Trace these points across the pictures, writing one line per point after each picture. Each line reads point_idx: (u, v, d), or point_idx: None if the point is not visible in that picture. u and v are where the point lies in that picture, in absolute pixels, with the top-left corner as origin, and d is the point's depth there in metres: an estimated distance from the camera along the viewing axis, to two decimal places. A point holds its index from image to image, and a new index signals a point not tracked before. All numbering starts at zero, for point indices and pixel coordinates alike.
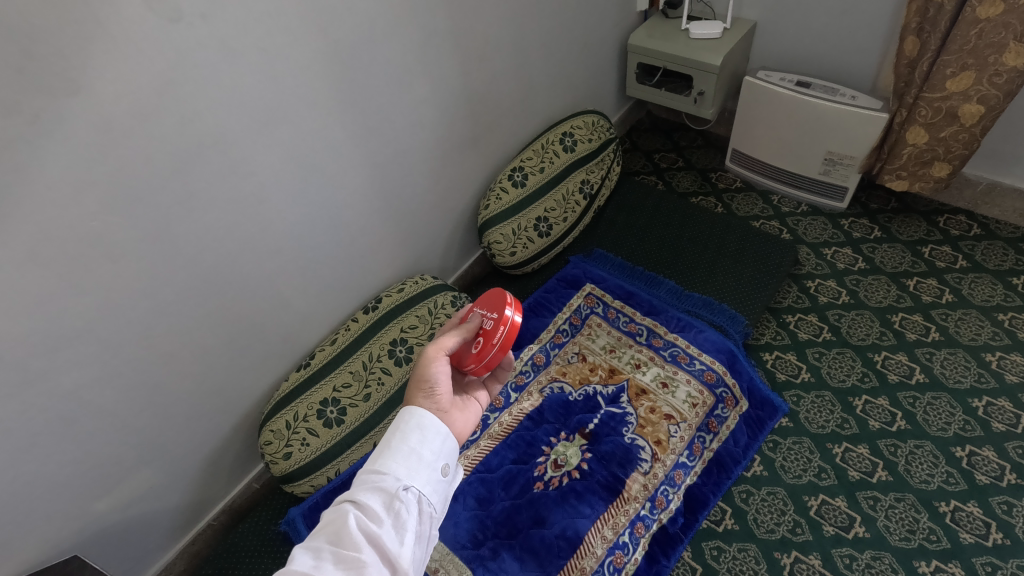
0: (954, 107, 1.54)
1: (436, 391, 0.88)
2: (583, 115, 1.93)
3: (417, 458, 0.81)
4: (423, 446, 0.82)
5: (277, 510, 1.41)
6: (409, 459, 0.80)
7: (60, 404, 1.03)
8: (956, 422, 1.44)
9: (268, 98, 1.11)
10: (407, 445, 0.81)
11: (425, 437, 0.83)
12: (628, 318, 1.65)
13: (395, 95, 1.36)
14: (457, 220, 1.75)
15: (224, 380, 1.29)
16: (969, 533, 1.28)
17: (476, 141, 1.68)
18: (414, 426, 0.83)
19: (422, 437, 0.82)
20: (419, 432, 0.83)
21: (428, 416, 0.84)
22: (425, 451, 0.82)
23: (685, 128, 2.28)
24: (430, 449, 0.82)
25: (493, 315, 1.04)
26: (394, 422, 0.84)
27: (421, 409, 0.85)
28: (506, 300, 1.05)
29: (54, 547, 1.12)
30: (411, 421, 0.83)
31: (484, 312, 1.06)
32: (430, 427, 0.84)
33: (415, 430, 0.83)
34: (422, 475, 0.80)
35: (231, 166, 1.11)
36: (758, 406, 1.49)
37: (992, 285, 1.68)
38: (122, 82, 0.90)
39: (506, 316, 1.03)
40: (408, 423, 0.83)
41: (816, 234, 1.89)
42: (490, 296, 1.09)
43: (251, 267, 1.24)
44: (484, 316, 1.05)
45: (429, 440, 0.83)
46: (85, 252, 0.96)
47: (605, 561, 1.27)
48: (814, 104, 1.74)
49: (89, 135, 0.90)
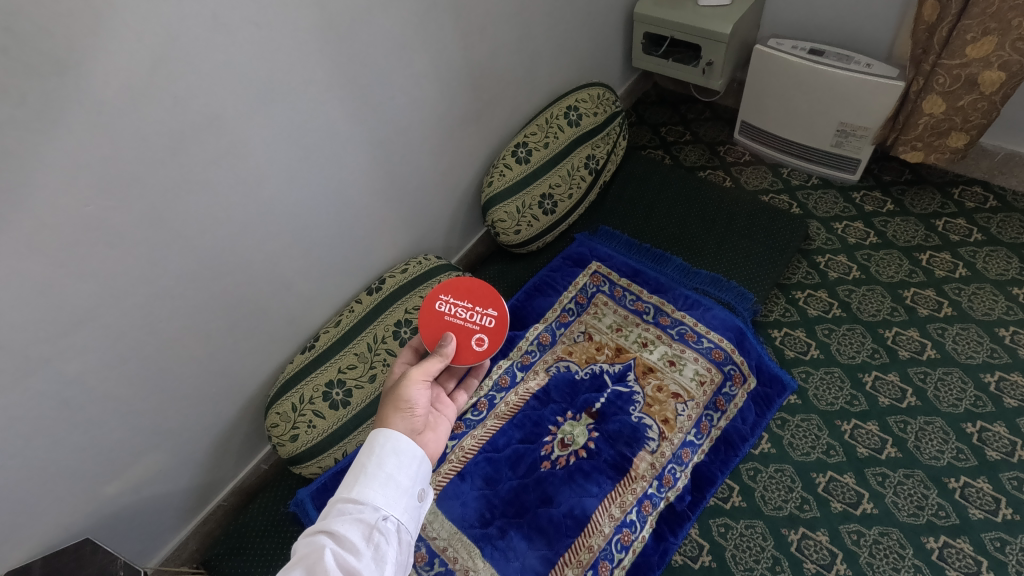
0: (973, 74, 1.48)
1: (412, 414, 0.91)
2: (588, 88, 1.87)
3: (395, 485, 0.82)
4: (399, 471, 0.83)
5: (286, 490, 1.43)
6: (387, 486, 0.81)
7: (64, 390, 1.02)
8: (967, 397, 1.43)
9: (264, 75, 1.07)
10: (384, 471, 0.82)
11: (402, 462, 0.84)
12: (634, 296, 1.63)
13: (394, 69, 1.31)
14: (460, 198, 1.72)
15: (228, 363, 1.28)
16: (979, 509, 1.28)
17: (478, 117, 1.64)
18: (390, 450, 0.84)
19: (398, 462, 0.83)
20: (396, 457, 0.84)
21: (404, 440, 0.85)
22: (402, 476, 0.83)
23: (693, 100, 2.22)
24: (407, 474, 0.84)
25: (491, 313, 1.13)
26: (368, 447, 0.84)
27: (396, 432, 0.86)
28: (497, 297, 1.15)
29: (66, 530, 1.13)
30: (387, 445, 0.84)
31: (477, 309, 1.14)
32: (406, 451, 0.85)
33: (391, 455, 0.83)
34: (399, 502, 0.81)
35: (228, 146, 1.08)
36: (767, 383, 1.47)
37: (1007, 259, 1.64)
38: (112, 62, 0.87)
39: (503, 324, 1.13)
40: (384, 447, 0.84)
41: (826, 208, 1.85)
42: (473, 286, 1.16)
43: (252, 249, 1.22)
44: (477, 313, 1.14)
45: (405, 464, 0.84)
46: (81, 237, 0.94)
47: (613, 539, 1.28)
48: (827, 73, 1.68)
49: (79, 117, 0.87)
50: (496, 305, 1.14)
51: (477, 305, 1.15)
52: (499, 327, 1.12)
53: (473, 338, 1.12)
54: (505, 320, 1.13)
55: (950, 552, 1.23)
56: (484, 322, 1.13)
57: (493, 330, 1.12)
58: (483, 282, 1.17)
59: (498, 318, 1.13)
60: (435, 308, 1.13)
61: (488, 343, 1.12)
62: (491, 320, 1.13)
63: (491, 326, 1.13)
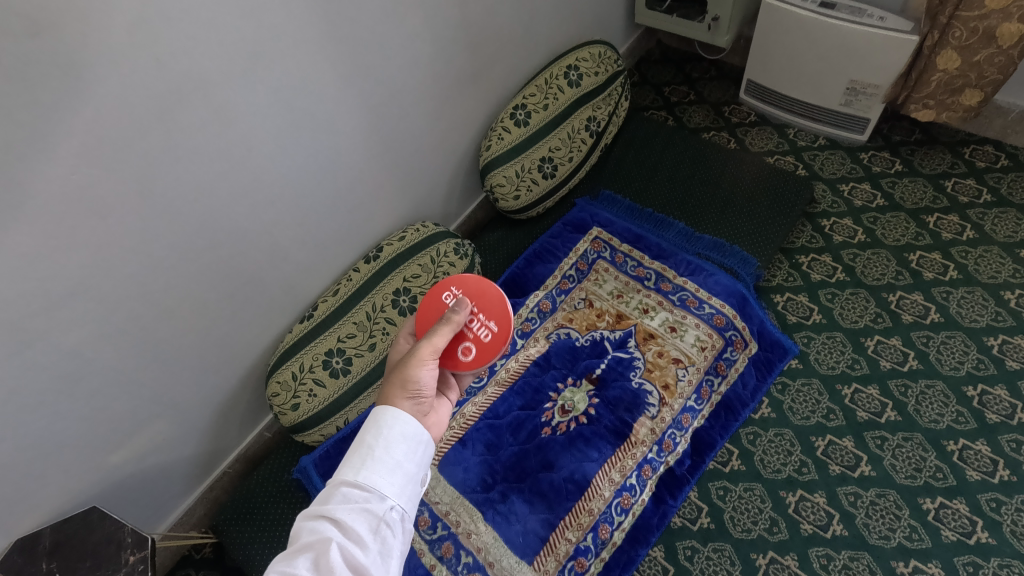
0: (991, 27, 1.42)
1: (420, 395, 0.88)
2: (589, 46, 1.80)
3: (401, 472, 0.81)
4: (406, 458, 0.82)
5: (289, 457, 1.44)
6: (394, 473, 0.80)
7: (63, 362, 1.02)
8: (970, 360, 1.42)
9: (250, 37, 1.03)
10: (392, 457, 0.81)
11: (409, 448, 0.83)
12: (636, 262, 1.61)
13: (387, 29, 1.26)
14: (458, 163, 1.68)
15: (227, 333, 1.28)
16: (976, 471, 1.29)
17: (476, 78, 1.58)
18: (398, 435, 0.82)
19: (406, 447, 0.83)
20: (405, 443, 0.83)
21: (413, 425, 0.84)
22: (409, 463, 0.82)
23: (697, 58, 2.14)
24: (413, 459, 0.83)
25: (492, 325, 1.05)
26: (374, 427, 0.83)
27: (405, 416, 0.84)
28: (504, 310, 1.06)
29: (73, 498, 1.15)
30: (395, 429, 0.83)
31: (480, 316, 1.07)
32: (413, 436, 0.84)
33: (399, 440, 0.82)
34: (404, 490, 0.81)
35: (216, 113, 1.04)
36: (768, 348, 1.46)
37: (1016, 220, 1.61)
38: (86, 22, 0.83)
39: (502, 340, 1.04)
40: (393, 431, 0.82)
41: (833, 169, 1.80)
42: (486, 290, 1.08)
43: (245, 218, 1.19)
44: (479, 321, 1.07)
45: (412, 449, 0.83)
46: (69, 208, 0.92)
47: (613, 502, 1.29)
48: (839, 27, 1.58)
49: (57, 82, 0.84)
50: (501, 321, 1.05)
51: (482, 312, 1.07)
52: (491, 345, 1.04)
53: (464, 346, 1.05)
54: (502, 342, 1.04)
55: (946, 512, 1.25)
56: (480, 333, 1.05)
57: (486, 343, 1.04)
58: (497, 288, 1.08)
59: (496, 334, 1.05)
60: (439, 300, 1.10)
61: (474, 357, 1.04)
62: (490, 332, 1.05)
63: (489, 339, 1.05)
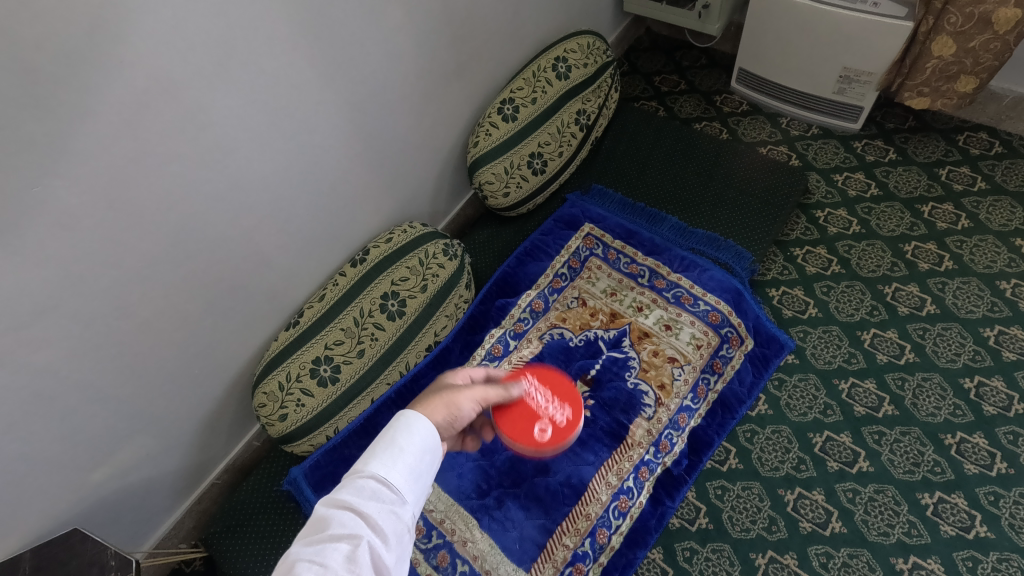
0: (987, 12, 1.39)
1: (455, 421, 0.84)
2: (577, 36, 1.75)
3: (425, 479, 0.76)
4: (432, 466, 0.77)
5: (279, 467, 1.40)
6: (419, 480, 0.75)
7: (36, 381, 0.98)
8: (966, 352, 1.41)
9: (221, 37, 0.98)
10: (421, 463, 0.76)
11: (435, 457, 0.78)
12: (629, 259, 1.58)
13: (366, 23, 1.21)
14: (445, 160, 1.63)
15: (210, 344, 1.24)
16: (973, 464, 1.28)
17: (461, 71, 1.53)
18: (430, 443, 0.77)
19: (433, 457, 0.77)
20: (433, 453, 0.77)
21: (439, 438, 0.79)
22: (431, 471, 0.77)
23: (687, 46, 2.10)
24: (434, 469, 0.78)
25: (567, 414, 1.09)
26: (407, 427, 0.76)
27: (437, 429, 0.79)
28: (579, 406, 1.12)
29: (54, 519, 1.11)
30: (429, 436, 0.77)
31: (557, 403, 1.10)
32: (438, 447, 0.79)
33: (430, 448, 0.77)
34: (421, 498, 0.76)
35: (188, 116, 0.99)
36: (764, 344, 1.43)
37: (1011, 208, 1.59)
38: (40, 24, 0.78)
39: (574, 429, 1.08)
40: (427, 436, 0.77)
41: (826, 159, 1.78)
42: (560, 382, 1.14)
43: (223, 224, 1.15)
44: (555, 407, 1.09)
45: (436, 459, 0.78)
46: (33, 222, 0.87)
47: (610, 506, 1.27)
48: (829, 14, 1.54)
49: (14, 90, 0.79)
50: (573, 410, 1.11)
51: (557, 400, 1.11)
52: (567, 430, 1.08)
53: (539, 426, 1.06)
54: (575, 428, 1.09)
55: (945, 507, 1.24)
56: (554, 418, 1.08)
57: (560, 429, 1.07)
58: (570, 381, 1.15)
59: (569, 422, 1.09)
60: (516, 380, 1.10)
61: (549, 438, 1.06)
62: (564, 419, 1.09)
63: (562, 425, 1.08)
